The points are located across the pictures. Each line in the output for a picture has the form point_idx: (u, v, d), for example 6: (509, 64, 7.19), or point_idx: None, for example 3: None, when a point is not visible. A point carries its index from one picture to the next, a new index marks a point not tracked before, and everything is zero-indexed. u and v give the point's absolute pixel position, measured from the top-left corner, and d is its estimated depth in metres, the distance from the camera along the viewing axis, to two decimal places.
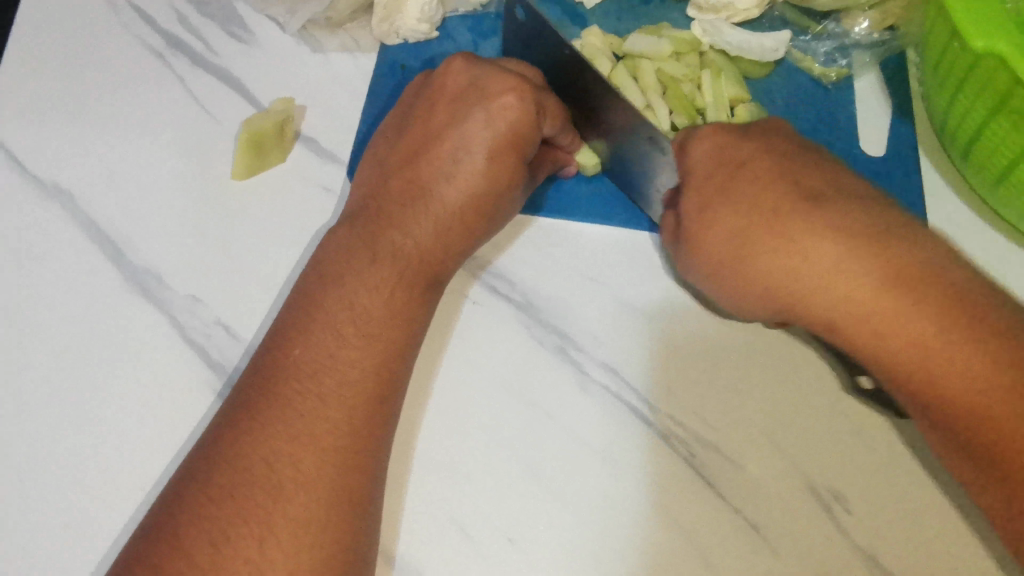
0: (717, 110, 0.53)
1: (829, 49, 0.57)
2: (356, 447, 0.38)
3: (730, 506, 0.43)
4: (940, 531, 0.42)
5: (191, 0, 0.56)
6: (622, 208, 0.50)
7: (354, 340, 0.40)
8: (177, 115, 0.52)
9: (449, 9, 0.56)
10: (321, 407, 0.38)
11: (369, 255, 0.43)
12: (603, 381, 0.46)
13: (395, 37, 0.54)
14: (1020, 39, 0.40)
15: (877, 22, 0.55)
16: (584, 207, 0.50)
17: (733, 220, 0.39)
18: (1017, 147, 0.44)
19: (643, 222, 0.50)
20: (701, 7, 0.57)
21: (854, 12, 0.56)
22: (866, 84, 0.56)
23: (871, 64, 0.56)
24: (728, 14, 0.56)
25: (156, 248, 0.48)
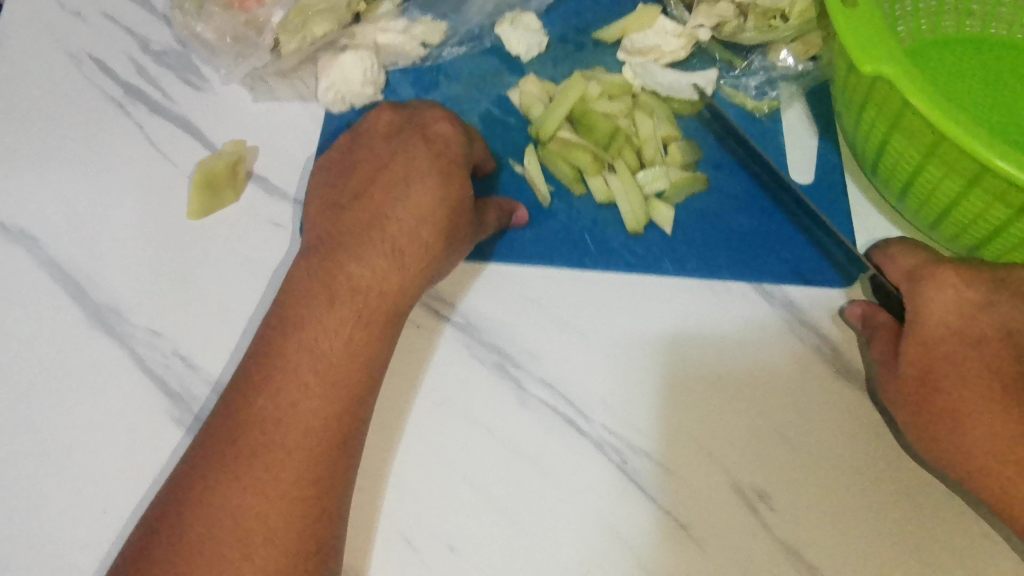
0: (651, 146, 0.56)
1: (759, 83, 0.58)
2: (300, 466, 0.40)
3: (662, 508, 0.46)
4: (857, 522, 0.45)
5: (148, 50, 0.59)
6: (564, 255, 0.53)
7: (317, 366, 0.43)
8: (137, 160, 0.55)
9: (392, 64, 0.59)
10: None
11: (383, 245, 0.46)
12: (540, 395, 0.48)
13: (341, 104, 0.56)
14: (907, 64, 0.43)
15: (800, 53, 0.57)
16: (531, 254, 0.53)
17: (923, 362, 0.43)
18: (916, 162, 0.47)
19: (587, 261, 0.52)
20: (630, 52, 0.59)
21: (777, 45, 0.58)
22: (796, 116, 0.57)
23: (797, 95, 0.58)
24: (656, 56, 0.59)
25: (115, 286, 0.51)
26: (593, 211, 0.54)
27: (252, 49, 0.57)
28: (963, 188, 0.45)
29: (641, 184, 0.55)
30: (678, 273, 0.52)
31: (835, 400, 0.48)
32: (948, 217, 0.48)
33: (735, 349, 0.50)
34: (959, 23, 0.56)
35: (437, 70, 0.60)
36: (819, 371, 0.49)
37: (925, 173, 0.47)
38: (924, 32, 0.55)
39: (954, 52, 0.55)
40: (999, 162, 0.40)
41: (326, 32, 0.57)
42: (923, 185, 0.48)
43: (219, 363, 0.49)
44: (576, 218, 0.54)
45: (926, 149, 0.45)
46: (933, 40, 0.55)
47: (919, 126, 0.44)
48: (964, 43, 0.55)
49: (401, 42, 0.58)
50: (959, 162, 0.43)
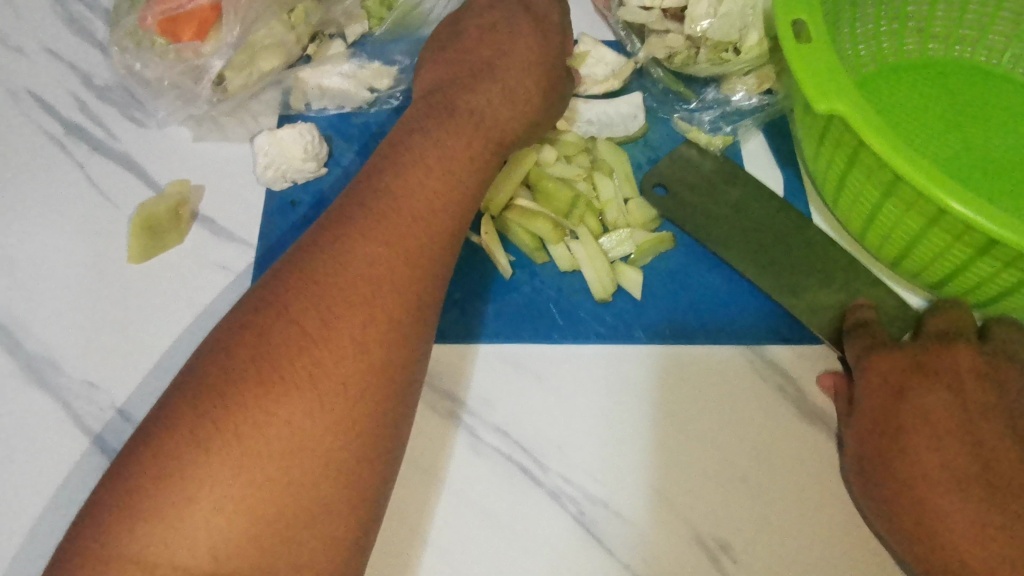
0: (613, 210, 0.54)
1: (713, 117, 0.59)
2: None
3: (620, 561, 0.44)
4: (823, 570, 0.44)
5: (90, 86, 0.58)
6: (528, 325, 0.50)
7: None
8: (77, 201, 0.53)
9: (332, 109, 0.57)
10: None
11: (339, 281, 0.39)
12: (495, 443, 0.47)
13: (283, 181, 0.54)
14: (859, 100, 0.42)
15: (754, 87, 0.57)
16: (492, 328, 0.50)
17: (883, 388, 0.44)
18: (874, 199, 0.45)
19: (554, 335, 0.50)
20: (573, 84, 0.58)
21: (731, 77, 0.58)
22: (754, 149, 0.58)
23: (753, 128, 0.58)
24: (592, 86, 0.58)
25: (51, 334, 0.49)
26: (557, 279, 0.52)
27: (190, 95, 0.55)
28: (922, 226, 0.43)
29: (606, 249, 0.52)
30: (650, 340, 0.50)
31: (795, 442, 0.47)
32: (908, 254, 0.46)
33: (696, 390, 0.48)
34: (921, 48, 0.55)
35: (384, 119, 0.58)
36: (780, 413, 0.48)
37: (883, 210, 0.45)
38: (886, 57, 0.55)
39: (916, 78, 0.55)
40: (952, 204, 0.39)
41: (275, 67, 0.56)
42: (881, 222, 0.46)
43: None
44: (540, 288, 0.52)
45: (882, 186, 0.44)
46: (895, 66, 0.55)
47: (873, 163, 0.43)
48: (926, 68, 0.55)
49: (346, 86, 0.57)
50: (915, 201, 0.42)
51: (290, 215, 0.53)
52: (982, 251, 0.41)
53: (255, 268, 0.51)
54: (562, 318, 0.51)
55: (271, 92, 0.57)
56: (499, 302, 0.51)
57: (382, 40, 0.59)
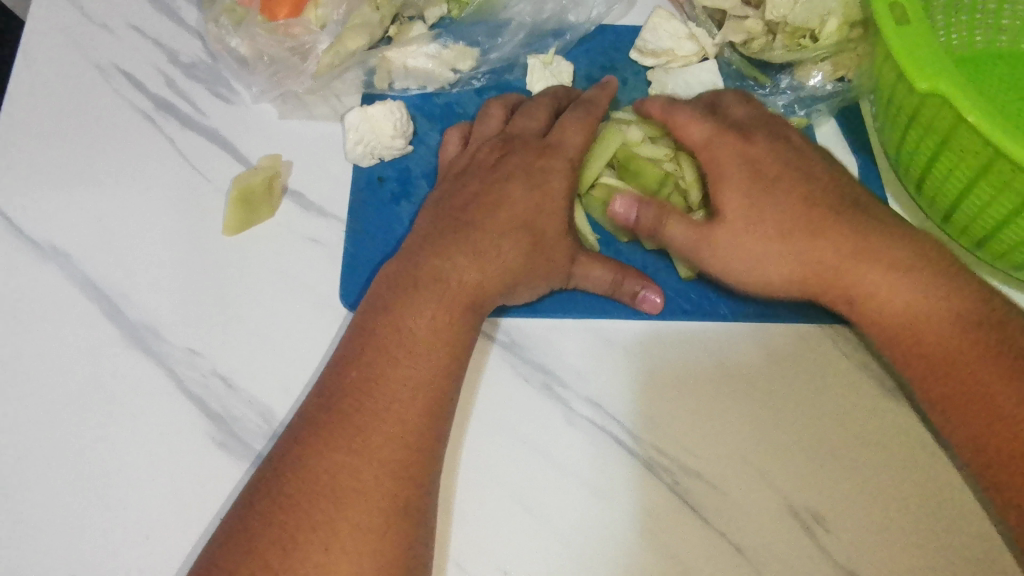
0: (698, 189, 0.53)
1: (788, 102, 0.60)
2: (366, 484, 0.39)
3: (717, 531, 0.45)
4: (915, 539, 0.45)
5: (177, 63, 0.59)
6: (616, 301, 0.51)
7: (381, 381, 0.42)
8: (169, 174, 0.54)
9: (414, 89, 0.58)
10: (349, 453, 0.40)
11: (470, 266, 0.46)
12: (588, 415, 0.48)
13: (370, 158, 0.54)
14: (962, 80, 0.43)
15: (829, 74, 0.58)
16: (580, 305, 0.51)
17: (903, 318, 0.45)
18: (966, 179, 0.47)
19: (641, 311, 0.51)
20: (643, 53, 0.60)
21: (807, 65, 0.59)
22: (827, 133, 0.59)
23: (827, 114, 0.60)
24: (669, 58, 0.60)
25: (150, 302, 0.50)
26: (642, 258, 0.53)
27: (284, 72, 0.56)
28: (1016, 205, 0.45)
29: None
30: (736, 318, 0.51)
31: (884, 415, 0.48)
32: (998, 233, 0.47)
33: (783, 368, 0.49)
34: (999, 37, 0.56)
35: (466, 99, 0.59)
36: (868, 389, 0.48)
37: (975, 188, 0.47)
38: (964, 45, 0.55)
39: (994, 67, 0.55)
40: None
41: (359, 48, 0.56)
42: (972, 201, 0.48)
43: (260, 381, 0.48)
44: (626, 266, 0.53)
45: (978, 164, 0.45)
46: (972, 54, 0.56)
47: (972, 142, 0.44)
48: (1004, 57, 0.55)
49: (430, 67, 0.58)
50: (1014, 178, 0.43)
51: (381, 193, 0.54)
52: None
53: (347, 242, 0.52)
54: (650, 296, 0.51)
55: (354, 72, 0.58)
56: None
57: (461, 26, 0.60)
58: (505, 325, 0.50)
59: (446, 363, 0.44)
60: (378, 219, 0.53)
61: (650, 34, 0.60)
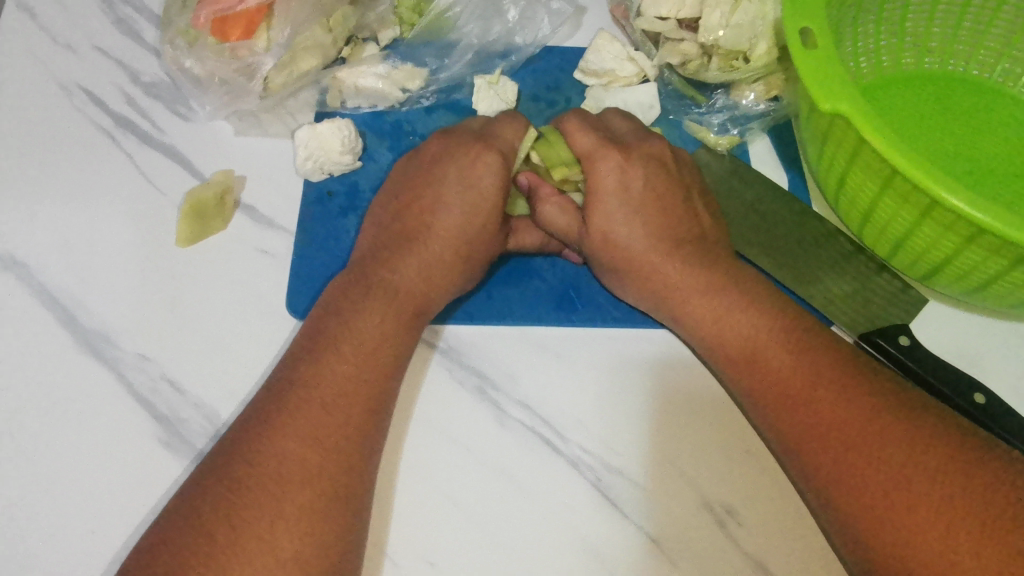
0: None
1: (722, 120, 0.63)
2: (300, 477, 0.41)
3: (636, 525, 0.47)
4: (821, 531, 0.47)
5: (138, 83, 0.61)
6: (549, 308, 0.54)
7: (315, 385, 0.44)
8: (126, 188, 0.57)
9: (364, 107, 0.61)
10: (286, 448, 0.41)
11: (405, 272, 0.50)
12: (519, 416, 0.50)
13: (320, 173, 0.57)
14: (862, 102, 0.46)
15: (761, 94, 0.62)
16: (516, 312, 0.54)
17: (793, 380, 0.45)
18: (874, 194, 0.50)
19: (573, 317, 0.54)
20: (586, 72, 0.63)
21: (741, 84, 0.62)
22: (760, 149, 0.62)
23: (760, 131, 0.63)
24: (610, 79, 0.63)
25: (104, 310, 0.52)
26: (577, 265, 0.56)
27: (235, 91, 0.59)
28: (916, 218, 0.48)
29: None
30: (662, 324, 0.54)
31: None
32: (906, 244, 0.51)
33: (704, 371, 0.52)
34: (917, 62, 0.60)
35: (416, 117, 0.61)
36: None
37: (883, 202, 0.50)
38: (886, 69, 0.60)
39: (911, 89, 0.60)
40: (944, 194, 0.43)
41: (313, 67, 0.60)
42: (881, 214, 0.51)
43: (207, 385, 0.50)
44: (560, 274, 0.56)
45: (882, 180, 0.48)
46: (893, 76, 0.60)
47: (875, 159, 0.47)
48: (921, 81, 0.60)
49: (380, 86, 0.61)
50: (913, 193, 0.46)
51: (330, 206, 0.57)
52: (969, 240, 0.46)
53: (296, 253, 0.55)
54: (581, 303, 0.54)
55: (309, 91, 0.61)
56: (524, 289, 0.55)
57: (411, 48, 0.63)
58: (444, 331, 0.53)
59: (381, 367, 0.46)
60: (326, 231, 0.56)
61: (593, 56, 0.63)
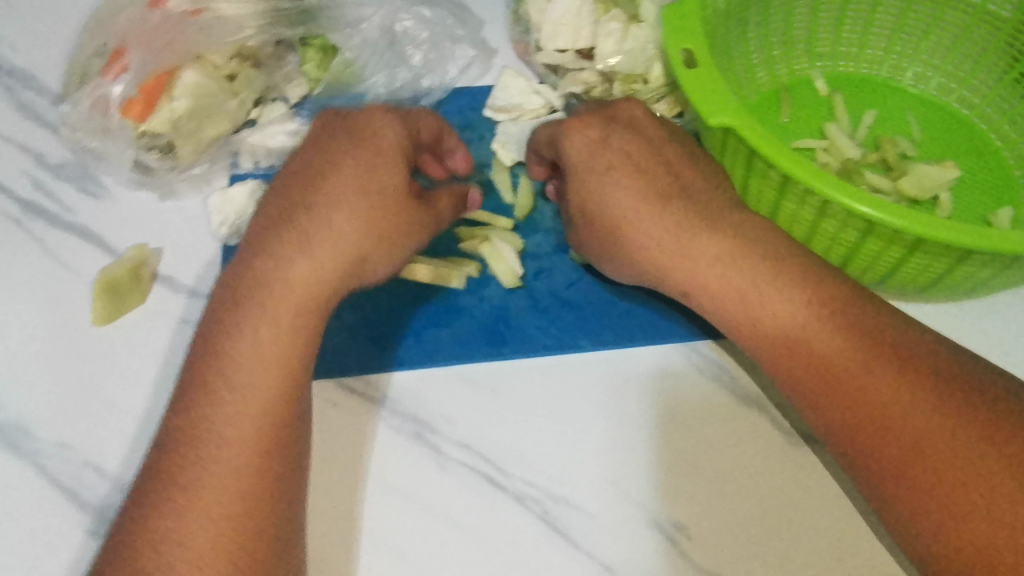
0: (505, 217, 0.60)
1: None
2: (234, 551, 0.38)
3: (586, 553, 0.47)
4: (769, 531, 0.48)
5: (44, 165, 0.61)
6: (480, 344, 0.54)
7: None
8: (38, 272, 0.56)
9: (277, 164, 0.62)
10: (214, 494, 0.38)
11: None
12: (459, 457, 0.50)
13: (236, 235, 0.57)
14: (744, 115, 0.47)
15: (668, 111, 0.63)
16: (446, 351, 0.53)
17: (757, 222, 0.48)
18: (773, 200, 0.51)
19: (504, 351, 0.54)
20: (496, 109, 0.64)
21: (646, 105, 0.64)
22: None
23: None
24: (518, 113, 0.64)
25: (18, 400, 0.50)
26: (503, 298, 0.56)
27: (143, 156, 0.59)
28: (815, 219, 0.49)
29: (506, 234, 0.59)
30: (594, 347, 0.54)
31: (738, 428, 0.51)
32: (811, 244, 0.52)
33: (638, 388, 0.52)
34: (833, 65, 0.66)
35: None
36: (717, 398, 0.52)
37: (783, 208, 0.51)
38: (770, 77, 0.64)
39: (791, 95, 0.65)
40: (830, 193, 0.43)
41: (222, 133, 0.60)
42: (784, 218, 0.52)
43: (130, 466, 0.48)
44: (488, 308, 0.55)
45: (776, 187, 0.49)
46: (808, 79, 0.66)
47: (765, 167, 0.48)
48: (837, 83, 0.66)
49: (290, 142, 0.61)
50: (805, 194, 0.47)
51: None
52: (868, 232, 0.46)
53: None
54: (512, 336, 0.54)
55: (221, 154, 0.61)
56: (454, 330, 0.54)
57: (319, 105, 0.64)
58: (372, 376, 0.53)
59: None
60: None
61: (501, 95, 0.65)
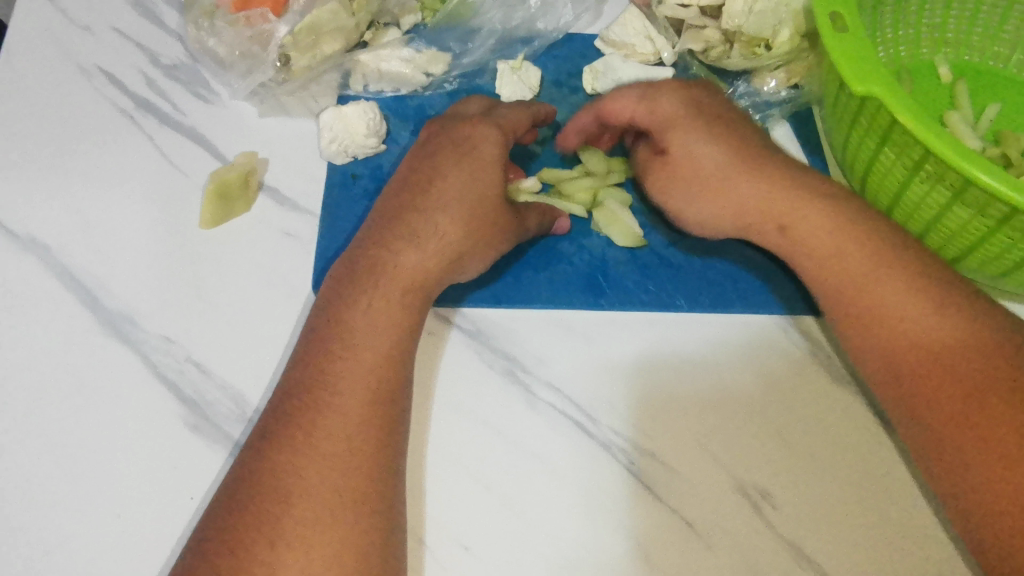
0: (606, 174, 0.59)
1: (743, 107, 0.62)
2: (363, 457, 0.42)
3: (670, 507, 0.47)
4: (855, 512, 0.47)
5: (157, 64, 0.61)
6: (576, 292, 0.54)
7: (348, 370, 0.44)
8: (147, 170, 0.56)
9: (387, 89, 0.60)
10: (338, 423, 0.43)
11: (415, 242, 0.49)
12: (549, 398, 0.50)
13: (344, 156, 0.57)
14: (895, 85, 0.45)
15: (783, 81, 0.61)
16: (543, 294, 0.53)
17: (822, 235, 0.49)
18: (904, 176, 0.50)
19: (600, 301, 0.53)
20: (607, 41, 0.64)
21: (763, 72, 0.62)
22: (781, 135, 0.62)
23: (780, 118, 0.62)
24: (627, 52, 0.63)
25: (126, 291, 0.52)
26: (603, 250, 0.56)
27: (254, 64, 0.58)
28: (947, 201, 0.48)
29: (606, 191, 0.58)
30: (691, 308, 0.54)
31: (830, 406, 0.50)
32: (933, 228, 0.51)
33: (734, 356, 0.52)
34: (958, 55, 0.62)
35: (439, 101, 0.61)
36: (814, 374, 0.51)
37: (912, 187, 0.50)
38: (902, 57, 0.61)
39: (921, 79, 0.61)
40: (979, 174, 0.42)
41: (336, 51, 0.59)
42: (911, 198, 0.50)
43: (232, 367, 0.49)
44: (587, 258, 0.55)
45: (912, 164, 0.48)
46: (930, 66, 0.62)
47: (907, 142, 0.47)
48: (961, 73, 0.62)
49: (404, 70, 0.60)
50: (945, 174, 0.46)
51: (354, 190, 0.56)
52: (1003, 223, 0.45)
53: (321, 236, 0.54)
54: (609, 287, 0.54)
55: (331, 74, 0.60)
56: (551, 275, 0.54)
57: (433, 33, 0.62)
58: (467, 309, 0.53)
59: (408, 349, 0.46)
60: (350, 213, 0.55)
61: (618, 28, 0.63)
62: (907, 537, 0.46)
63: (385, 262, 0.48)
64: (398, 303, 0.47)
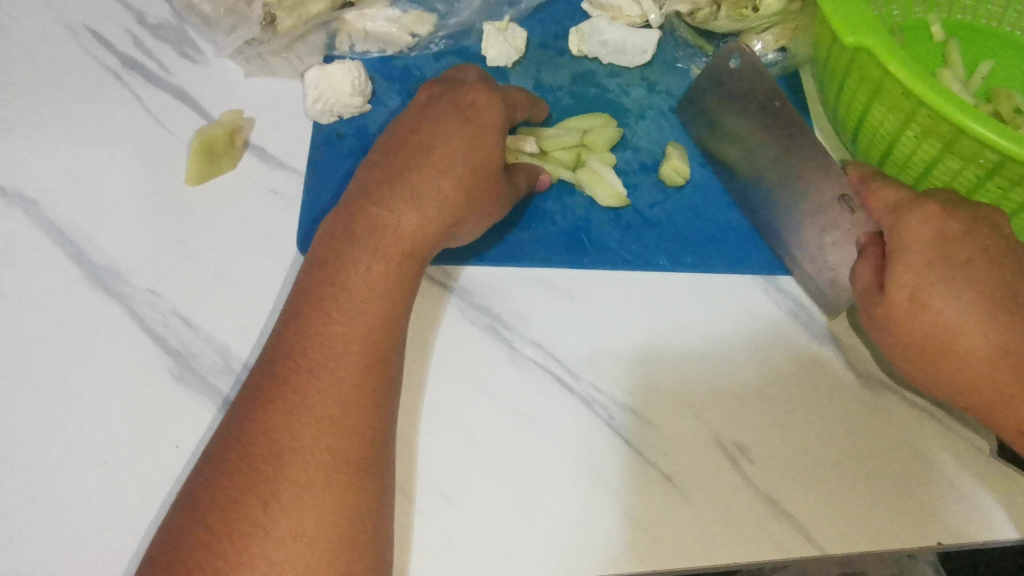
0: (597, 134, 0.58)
1: None
2: (351, 410, 0.42)
3: (648, 461, 0.48)
4: (833, 466, 0.48)
5: (144, 24, 0.61)
6: (560, 250, 0.54)
7: (337, 327, 0.44)
8: (134, 128, 0.56)
9: (374, 50, 0.60)
10: (323, 376, 0.42)
11: (408, 198, 0.48)
12: (531, 355, 0.50)
13: (329, 115, 0.57)
14: (886, 35, 0.45)
15: (770, 43, 0.61)
16: (527, 253, 0.54)
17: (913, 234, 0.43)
18: (895, 129, 0.50)
19: (584, 260, 0.54)
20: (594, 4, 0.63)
21: (750, 34, 0.61)
22: None
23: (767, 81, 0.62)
24: (614, 14, 0.62)
25: (112, 246, 0.52)
26: (586, 210, 0.56)
27: (240, 20, 0.58)
28: (936, 153, 0.48)
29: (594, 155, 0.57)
30: (674, 268, 0.54)
31: (810, 365, 0.50)
32: (923, 181, 0.51)
33: (714, 315, 0.52)
34: (950, 13, 0.62)
35: (424, 63, 0.61)
36: (794, 333, 0.52)
37: (903, 139, 0.50)
38: (896, 15, 0.61)
39: (915, 36, 0.61)
40: (970, 122, 0.42)
41: (320, 12, 0.59)
42: (902, 151, 0.51)
43: (218, 321, 0.50)
44: (571, 217, 0.56)
45: (904, 116, 0.48)
46: (922, 24, 0.61)
47: (897, 93, 0.47)
48: (953, 31, 0.62)
49: (390, 31, 0.60)
50: (935, 125, 0.46)
51: (339, 149, 0.57)
52: (991, 172, 0.46)
53: (306, 193, 0.55)
54: (594, 248, 0.54)
55: (317, 34, 0.60)
56: (536, 234, 0.55)
57: None
58: (453, 265, 0.53)
59: (389, 303, 0.46)
60: (335, 171, 0.56)
61: None
62: (882, 491, 0.47)
63: (382, 223, 0.48)
64: (392, 257, 0.47)
